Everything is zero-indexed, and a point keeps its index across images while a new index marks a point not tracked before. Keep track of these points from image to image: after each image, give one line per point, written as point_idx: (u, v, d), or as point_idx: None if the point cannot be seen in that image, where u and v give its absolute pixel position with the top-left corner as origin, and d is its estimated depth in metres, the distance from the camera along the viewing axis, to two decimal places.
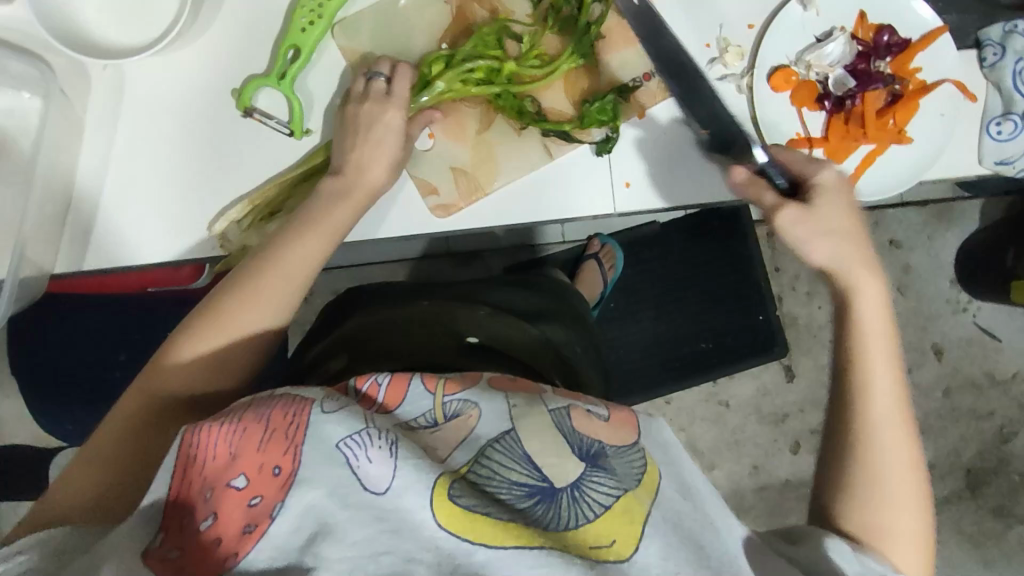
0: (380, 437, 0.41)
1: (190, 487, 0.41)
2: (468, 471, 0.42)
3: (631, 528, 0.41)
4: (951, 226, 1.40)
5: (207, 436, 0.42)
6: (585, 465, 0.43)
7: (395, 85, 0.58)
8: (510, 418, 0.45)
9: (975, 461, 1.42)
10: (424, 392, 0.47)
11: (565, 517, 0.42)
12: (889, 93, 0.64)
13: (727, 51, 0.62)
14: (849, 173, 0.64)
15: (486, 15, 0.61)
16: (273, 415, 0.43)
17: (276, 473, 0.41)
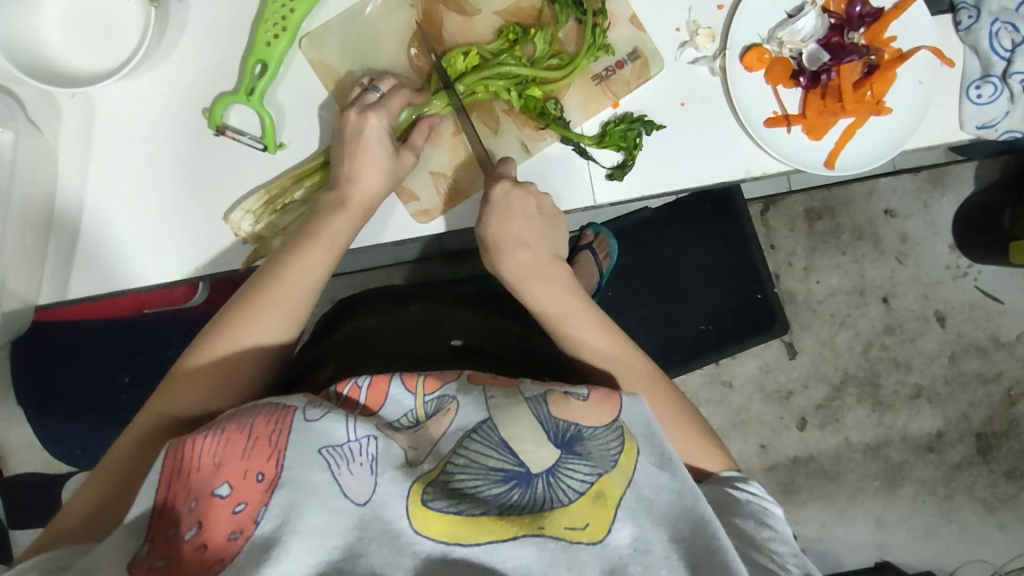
0: (361, 453, 0.44)
1: (175, 498, 0.43)
2: (445, 465, 0.44)
3: (604, 512, 0.44)
4: (946, 191, 1.39)
5: (192, 449, 0.43)
6: (561, 452, 0.45)
7: (389, 100, 0.58)
8: (486, 408, 0.47)
9: (985, 426, 1.41)
10: (405, 392, 0.49)
11: (541, 501, 0.44)
12: (866, 64, 0.63)
13: (698, 34, 0.61)
14: (830, 147, 0.63)
15: (452, 15, 0.60)
16: (255, 425, 0.44)
17: (259, 479, 0.43)
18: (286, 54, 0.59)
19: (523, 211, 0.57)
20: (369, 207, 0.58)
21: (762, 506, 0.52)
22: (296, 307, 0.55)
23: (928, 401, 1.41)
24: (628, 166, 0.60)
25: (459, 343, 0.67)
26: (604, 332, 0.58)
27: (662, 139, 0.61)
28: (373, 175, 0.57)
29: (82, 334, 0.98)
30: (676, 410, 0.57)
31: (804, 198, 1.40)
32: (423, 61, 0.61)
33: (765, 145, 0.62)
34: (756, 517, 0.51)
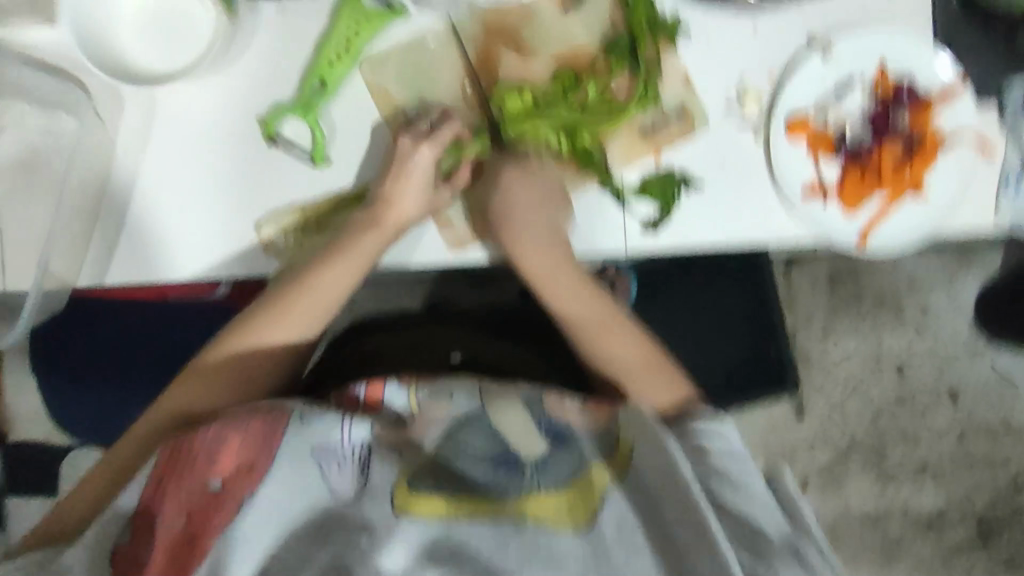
0: (346, 452, 0.55)
1: (173, 487, 0.54)
2: (439, 451, 0.56)
3: (587, 498, 0.53)
4: (973, 268, 1.38)
5: (199, 440, 0.55)
6: (551, 445, 0.55)
7: (441, 128, 0.61)
8: (478, 399, 0.56)
9: (987, 510, 1.40)
10: (400, 390, 0.58)
11: (520, 487, 0.54)
12: (907, 145, 0.64)
13: (746, 97, 0.63)
14: (863, 222, 0.64)
15: (510, 54, 0.62)
16: (251, 425, 0.55)
17: (248, 470, 0.53)
18: (347, 75, 0.61)
19: (546, 233, 0.63)
20: (396, 228, 0.62)
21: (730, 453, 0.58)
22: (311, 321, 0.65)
23: (932, 478, 1.40)
24: (664, 219, 0.62)
25: (459, 359, 0.70)
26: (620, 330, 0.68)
27: (700, 196, 0.62)
28: (412, 199, 0.60)
29: (103, 319, 0.98)
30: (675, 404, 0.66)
31: (828, 259, 1.40)
32: (475, 94, 0.62)
33: (800, 215, 0.62)
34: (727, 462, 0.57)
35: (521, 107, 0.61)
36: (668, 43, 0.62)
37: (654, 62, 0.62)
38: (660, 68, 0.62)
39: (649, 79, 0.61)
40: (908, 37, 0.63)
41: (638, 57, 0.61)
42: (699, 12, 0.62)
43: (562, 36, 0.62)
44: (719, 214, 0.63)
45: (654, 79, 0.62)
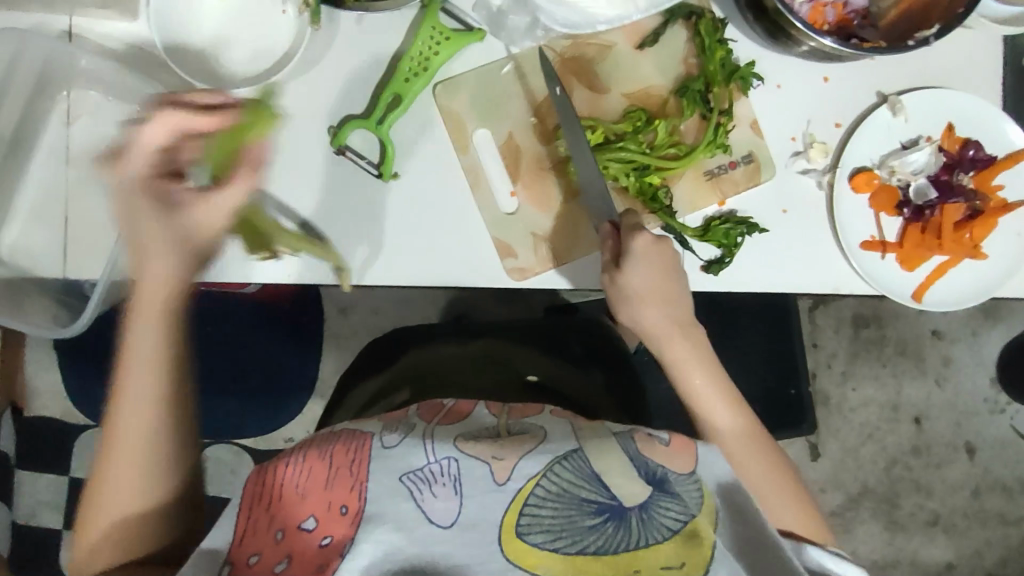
0: (443, 474, 0.45)
1: (259, 524, 0.42)
2: (537, 484, 0.43)
3: (700, 553, 0.42)
4: (996, 324, 1.43)
5: (277, 475, 0.44)
6: (653, 489, 0.44)
7: (128, 156, 0.53)
8: (577, 440, 0.48)
9: (996, 567, 1.44)
10: (489, 413, 0.53)
11: (635, 537, 0.42)
12: (968, 207, 0.64)
13: (812, 147, 0.63)
14: (918, 280, 0.64)
15: (583, 88, 0.62)
16: (335, 453, 0.46)
17: (344, 511, 0.43)
18: (420, 93, 0.62)
19: (657, 269, 0.59)
20: (165, 299, 0.56)
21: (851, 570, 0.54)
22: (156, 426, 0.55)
23: (943, 531, 1.43)
24: (726, 261, 0.62)
25: (533, 378, 0.72)
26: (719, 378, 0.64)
27: (762, 243, 0.63)
28: (134, 227, 0.55)
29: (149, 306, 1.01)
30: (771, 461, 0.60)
31: (853, 302, 1.44)
32: (546, 127, 0.63)
33: (859, 268, 0.63)
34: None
35: (591, 142, 0.61)
36: (741, 89, 0.62)
37: (729, 105, 0.62)
38: (734, 112, 0.62)
39: (720, 122, 0.62)
40: (975, 101, 0.63)
41: (711, 99, 0.62)
42: (771, 60, 0.63)
43: (633, 74, 0.63)
44: (779, 263, 0.63)
45: (726, 123, 0.61)
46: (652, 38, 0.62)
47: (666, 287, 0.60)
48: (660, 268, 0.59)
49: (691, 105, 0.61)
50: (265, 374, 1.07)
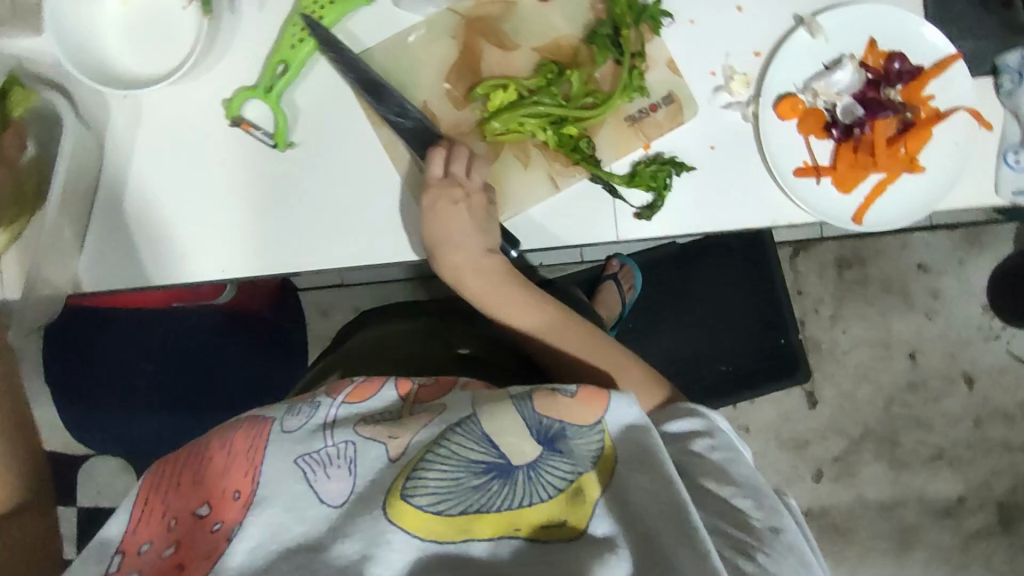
0: (338, 457, 0.50)
1: (153, 513, 0.50)
2: (427, 452, 0.48)
3: (583, 510, 0.47)
4: (983, 250, 1.41)
5: (173, 472, 0.51)
6: (542, 449, 0.47)
7: None
8: (471, 407, 0.50)
9: (1008, 496, 1.43)
10: (394, 394, 0.55)
11: (519, 494, 0.47)
12: (900, 121, 0.62)
13: (733, 79, 0.62)
14: (859, 201, 0.62)
15: (492, 48, 0.62)
16: (234, 441, 0.52)
17: (235, 496, 0.48)
18: (309, 60, 0.61)
19: (458, 217, 0.61)
20: None
21: (721, 435, 0.55)
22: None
23: (948, 465, 1.43)
24: (657, 206, 0.61)
25: (465, 352, 0.72)
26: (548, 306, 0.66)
27: (695, 181, 0.62)
28: None
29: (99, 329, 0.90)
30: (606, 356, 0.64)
31: (833, 244, 1.42)
32: (459, 92, 0.62)
33: (792, 195, 0.61)
34: (712, 445, 0.54)
35: (505, 98, 0.60)
36: (653, 29, 0.61)
37: (640, 46, 0.61)
38: (644, 54, 0.62)
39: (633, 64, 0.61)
40: (896, 12, 0.62)
41: (620, 41, 0.60)
42: None
43: (542, 27, 0.62)
44: (714, 202, 0.62)
45: (639, 66, 0.61)
46: None
47: (469, 233, 0.62)
48: (456, 216, 0.61)
49: (601, 50, 0.60)
50: (249, 390, 0.94)
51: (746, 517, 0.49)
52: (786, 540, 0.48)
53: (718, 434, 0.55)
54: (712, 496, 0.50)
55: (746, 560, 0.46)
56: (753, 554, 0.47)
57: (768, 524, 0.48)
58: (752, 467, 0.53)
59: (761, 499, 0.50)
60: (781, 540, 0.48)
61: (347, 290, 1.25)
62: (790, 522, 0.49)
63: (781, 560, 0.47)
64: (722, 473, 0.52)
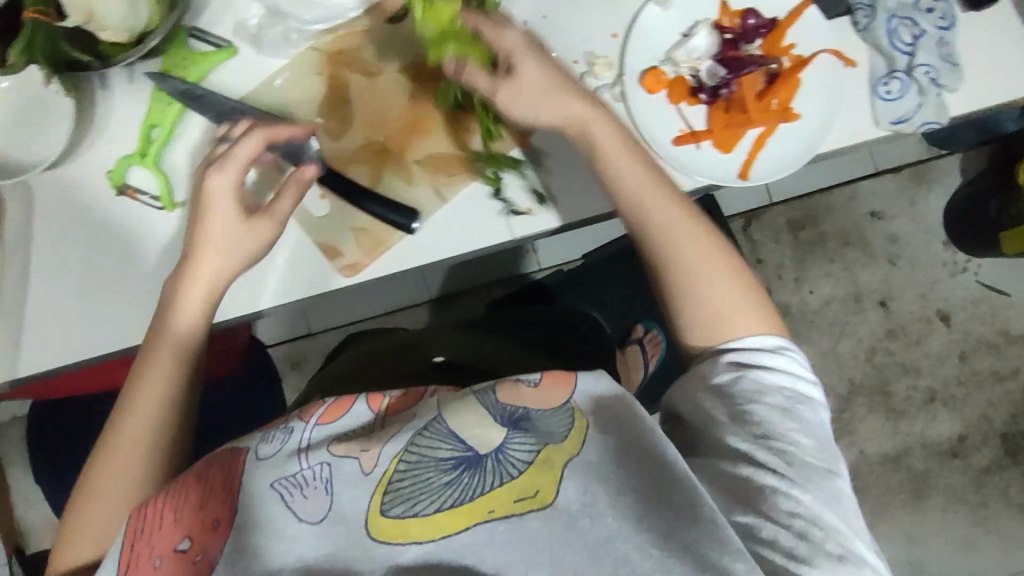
0: (314, 478, 0.46)
1: (140, 557, 0.45)
2: (399, 460, 0.45)
3: (551, 474, 0.45)
4: (932, 187, 1.42)
5: (153, 508, 0.46)
6: (506, 430, 0.45)
7: None
8: (436, 408, 0.47)
9: (1009, 425, 1.41)
10: (367, 409, 0.50)
11: (489, 479, 0.44)
12: (766, 73, 0.63)
13: (595, 64, 0.63)
14: (742, 158, 0.63)
15: (358, 77, 0.63)
16: (207, 472, 0.48)
17: (215, 524, 0.46)
18: (182, 117, 0.63)
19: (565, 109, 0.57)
20: None
21: (802, 370, 0.53)
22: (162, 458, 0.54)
23: (944, 405, 1.41)
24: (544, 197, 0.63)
25: (440, 358, 0.73)
26: (675, 204, 0.57)
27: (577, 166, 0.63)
28: None
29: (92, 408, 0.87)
30: (734, 279, 0.56)
31: (784, 208, 1.42)
32: (334, 124, 0.63)
33: (676, 163, 0.62)
34: (787, 378, 0.52)
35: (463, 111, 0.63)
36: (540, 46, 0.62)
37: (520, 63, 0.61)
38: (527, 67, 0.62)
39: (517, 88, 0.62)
40: None
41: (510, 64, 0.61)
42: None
43: (402, 49, 0.63)
44: (603, 186, 0.63)
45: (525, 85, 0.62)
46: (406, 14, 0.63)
47: (565, 105, 0.57)
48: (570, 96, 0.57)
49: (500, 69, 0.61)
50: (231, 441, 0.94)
51: (801, 456, 0.50)
52: (832, 483, 0.49)
53: (797, 368, 0.53)
54: (778, 430, 0.51)
55: (790, 497, 0.48)
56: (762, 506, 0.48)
57: (821, 467, 0.50)
58: (817, 408, 0.53)
59: (822, 443, 0.51)
60: (829, 480, 0.50)
61: (315, 338, 1.26)
62: (842, 469, 0.51)
63: (828, 502, 0.49)
64: (789, 409, 0.51)
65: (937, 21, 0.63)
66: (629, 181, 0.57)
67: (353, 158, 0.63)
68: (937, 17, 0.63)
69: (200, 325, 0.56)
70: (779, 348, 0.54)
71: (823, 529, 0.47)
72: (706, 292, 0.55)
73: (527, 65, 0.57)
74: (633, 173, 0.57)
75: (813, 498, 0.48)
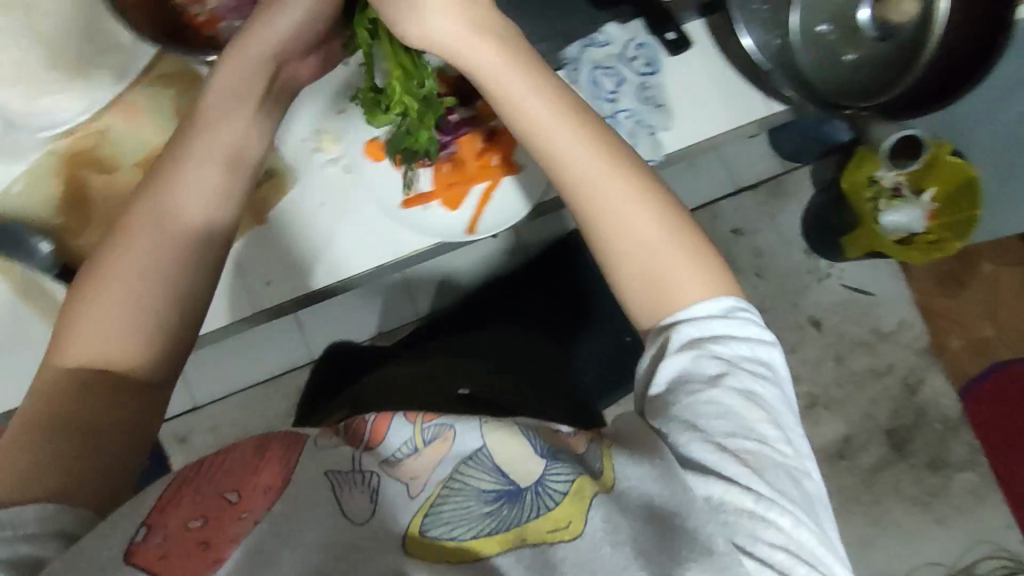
0: (362, 481, 0.46)
1: (183, 498, 0.44)
2: (443, 487, 0.46)
3: (581, 503, 0.45)
4: (787, 199, 1.47)
5: (207, 465, 0.45)
6: (545, 461, 0.47)
7: None
8: (482, 434, 0.48)
9: (892, 421, 1.44)
10: (405, 422, 0.49)
11: (527, 509, 0.45)
12: (485, 132, 0.67)
13: (322, 141, 0.66)
14: (471, 213, 0.66)
15: (93, 176, 0.63)
16: (266, 449, 0.47)
17: (265, 487, 0.45)
18: None
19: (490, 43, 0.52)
20: None
21: (756, 348, 0.50)
22: (175, 285, 0.50)
23: (826, 408, 1.44)
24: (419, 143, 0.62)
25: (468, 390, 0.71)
26: (618, 154, 0.53)
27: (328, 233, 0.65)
28: None
29: None
30: (687, 242, 0.52)
31: None
32: (71, 222, 0.62)
33: (408, 226, 0.65)
34: (741, 353, 0.49)
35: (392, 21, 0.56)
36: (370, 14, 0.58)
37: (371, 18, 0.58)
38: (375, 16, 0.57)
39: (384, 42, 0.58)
40: None
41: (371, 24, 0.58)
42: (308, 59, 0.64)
43: (135, 143, 0.64)
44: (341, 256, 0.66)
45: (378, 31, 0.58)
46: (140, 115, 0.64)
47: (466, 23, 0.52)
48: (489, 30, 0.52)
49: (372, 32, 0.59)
50: None
51: (771, 454, 0.46)
52: (805, 488, 0.46)
53: (751, 342, 0.50)
54: (745, 423, 0.47)
55: (772, 521, 0.44)
56: (738, 533, 0.44)
57: (790, 467, 0.47)
58: (779, 390, 0.49)
59: (786, 431, 0.48)
60: (801, 484, 0.47)
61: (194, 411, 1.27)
62: (811, 466, 0.48)
63: (808, 513, 0.46)
64: (751, 396, 0.48)
65: (638, 65, 0.69)
66: (557, 132, 0.52)
67: (89, 252, 0.62)
68: (640, 63, 0.69)
69: (221, 205, 0.53)
70: (729, 312, 0.51)
71: (806, 558, 0.44)
72: (650, 250, 0.51)
73: (488, 30, 0.52)
74: (564, 125, 0.52)
75: (794, 520, 0.44)
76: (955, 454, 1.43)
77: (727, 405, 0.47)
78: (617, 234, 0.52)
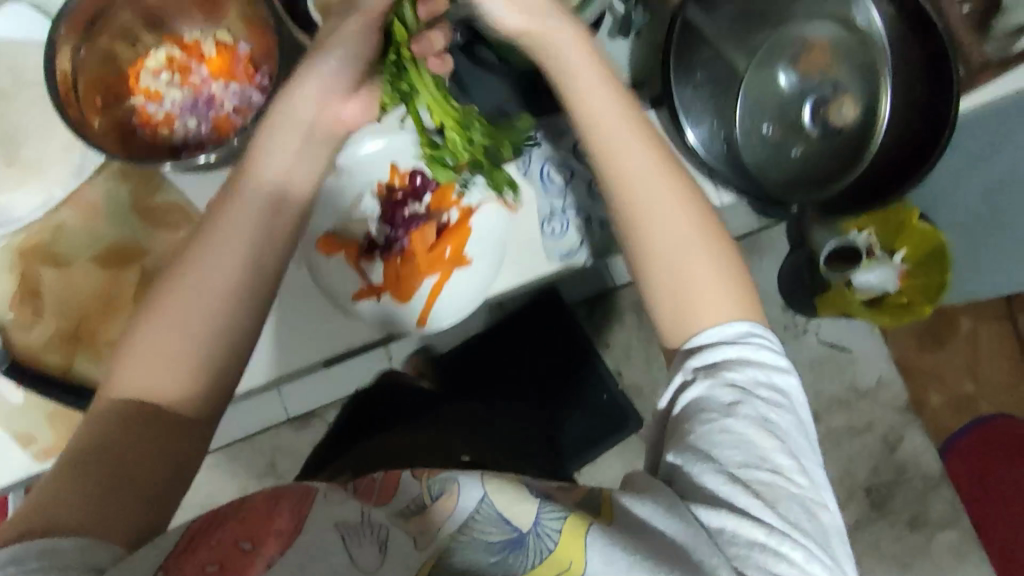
0: (370, 528, 0.42)
1: (196, 550, 0.39)
2: (450, 540, 0.43)
3: (580, 543, 0.43)
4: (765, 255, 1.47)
5: (219, 519, 0.41)
6: (538, 501, 0.45)
7: None
8: (482, 484, 0.45)
9: (871, 479, 1.41)
10: (412, 479, 0.47)
11: (531, 558, 0.43)
12: (437, 225, 0.67)
13: None
14: (422, 305, 0.66)
15: (51, 271, 0.65)
16: (276, 498, 0.43)
17: (275, 532, 0.40)
18: None
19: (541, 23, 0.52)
20: None
21: (772, 375, 0.49)
22: (225, 323, 0.47)
23: None
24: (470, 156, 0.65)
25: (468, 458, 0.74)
26: (654, 151, 0.52)
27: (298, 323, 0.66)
28: None
29: None
30: (715, 247, 0.52)
31: None
32: (27, 315, 0.64)
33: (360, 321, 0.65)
34: (757, 381, 0.49)
35: (425, 63, 0.59)
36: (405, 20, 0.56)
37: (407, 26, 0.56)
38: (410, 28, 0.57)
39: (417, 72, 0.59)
40: (406, 140, 0.67)
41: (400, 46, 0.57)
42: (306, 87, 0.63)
43: (92, 238, 0.65)
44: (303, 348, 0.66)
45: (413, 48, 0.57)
46: (99, 210, 0.65)
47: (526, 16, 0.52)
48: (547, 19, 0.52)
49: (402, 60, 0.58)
50: None
51: (783, 488, 0.46)
52: (818, 522, 0.46)
53: (766, 369, 0.49)
54: (758, 453, 0.47)
55: (782, 556, 0.44)
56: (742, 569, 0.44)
57: (802, 499, 0.46)
58: (794, 419, 0.49)
59: (800, 462, 0.48)
60: (815, 516, 0.46)
61: None
62: (825, 497, 0.48)
63: (818, 544, 0.45)
64: (767, 425, 0.47)
65: None
66: (601, 117, 0.52)
67: (51, 345, 0.63)
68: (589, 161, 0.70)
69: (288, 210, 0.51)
70: (746, 335, 0.50)
71: None
72: (676, 246, 0.51)
73: (548, 24, 0.52)
74: (606, 114, 0.52)
75: (807, 554, 0.44)
76: (937, 511, 1.38)
77: (743, 434, 0.47)
78: (649, 226, 0.51)
